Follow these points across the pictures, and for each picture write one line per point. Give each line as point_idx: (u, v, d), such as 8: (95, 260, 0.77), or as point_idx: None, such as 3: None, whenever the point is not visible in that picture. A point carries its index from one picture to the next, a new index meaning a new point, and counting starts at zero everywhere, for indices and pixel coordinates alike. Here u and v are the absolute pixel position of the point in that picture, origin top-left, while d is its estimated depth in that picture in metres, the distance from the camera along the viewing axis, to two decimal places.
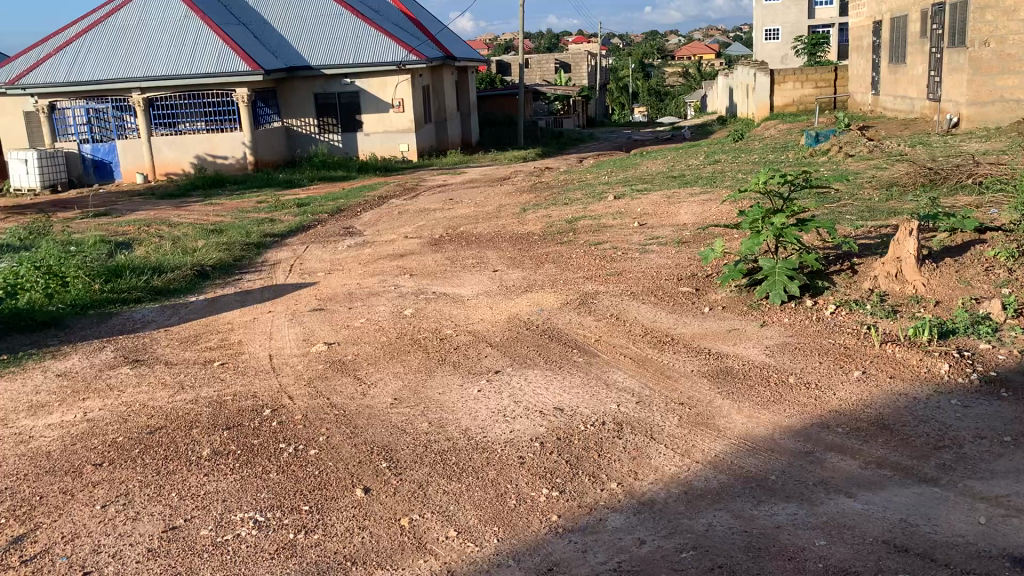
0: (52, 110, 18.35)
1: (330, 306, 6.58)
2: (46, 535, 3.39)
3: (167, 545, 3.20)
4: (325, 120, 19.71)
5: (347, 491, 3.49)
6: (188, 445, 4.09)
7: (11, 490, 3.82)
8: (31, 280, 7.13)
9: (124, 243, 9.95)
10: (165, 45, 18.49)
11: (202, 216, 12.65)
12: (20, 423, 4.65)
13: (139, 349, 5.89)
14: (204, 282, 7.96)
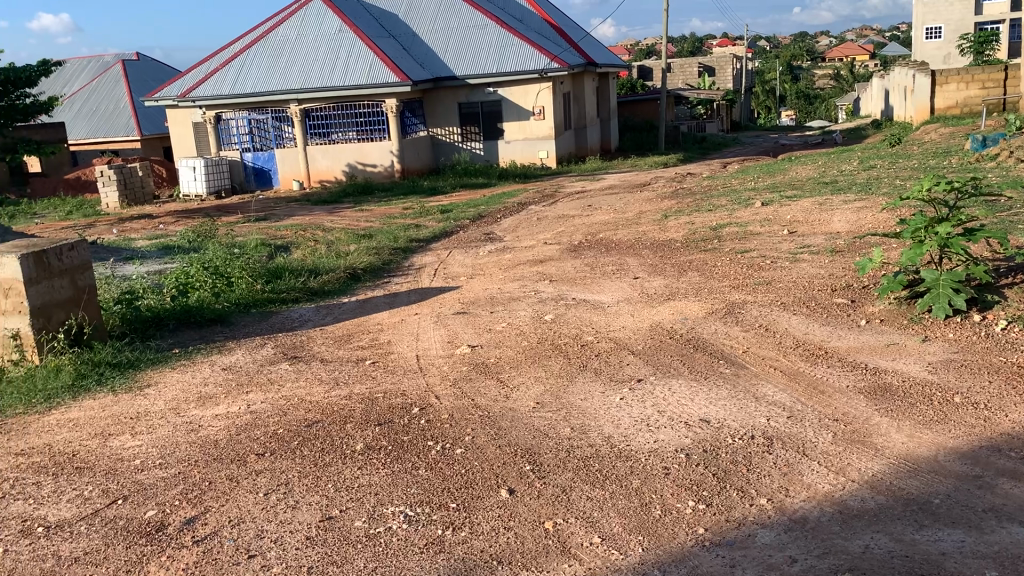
0: (218, 121, 19.63)
1: (473, 310, 6.72)
2: (214, 518, 3.63)
3: (324, 534, 3.37)
4: (468, 128, 20.16)
5: (493, 490, 3.57)
6: (343, 439, 4.28)
7: (184, 474, 4.13)
8: (200, 280, 7.68)
9: (282, 245, 10.55)
10: (320, 58, 19.44)
11: (352, 221, 13.22)
12: (191, 412, 5.01)
13: (297, 346, 6.22)
14: (355, 284, 8.31)
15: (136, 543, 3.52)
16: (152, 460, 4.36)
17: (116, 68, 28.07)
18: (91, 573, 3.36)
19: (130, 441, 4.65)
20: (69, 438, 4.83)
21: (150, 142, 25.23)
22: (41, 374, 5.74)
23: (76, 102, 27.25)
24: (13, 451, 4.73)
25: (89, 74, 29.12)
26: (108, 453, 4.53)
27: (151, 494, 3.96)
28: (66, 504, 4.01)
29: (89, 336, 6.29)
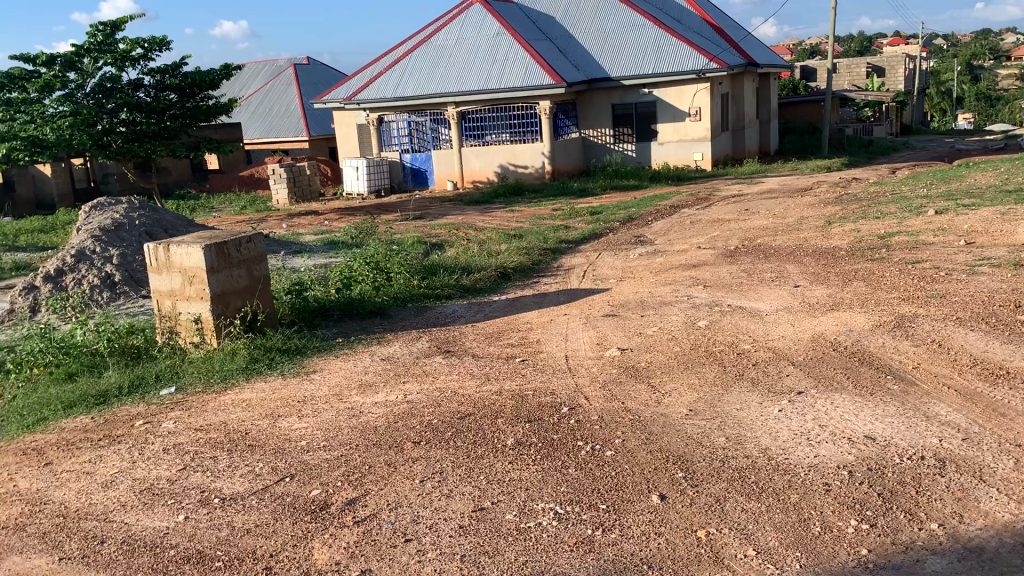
0: (380, 122, 20.45)
1: (624, 312, 6.68)
2: (374, 501, 3.80)
3: (476, 524, 3.46)
4: (622, 130, 20.06)
5: (644, 495, 3.54)
6: (495, 433, 4.38)
7: (345, 457, 4.34)
8: (362, 275, 8.05)
9: (437, 243, 10.89)
10: (478, 61, 19.90)
11: (504, 221, 13.46)
12: (353, 398, 5.26)
13: (450, 341, 6.40)
14: (507, 283, 8.46)
15: (302, 520, 3.74)
16: (317, 442, 4.61)
17: (288, 72, 29.80)
18: (262, 544, 3.60)
19: (297, 423, 4.94)
20: (242, 417, 5.19)
21: (316, 142, 26.63)
22: (219, 356, 6.20)
23: (252, 104, 29.15)
24: (194, 427, 5.13)
25: (264, 77, 31.07)
26: (277, 433, 4.83)
27: (315, 474, 4.19)
28: (239, 478, 4.31)
29: (261, 323, 6.73)
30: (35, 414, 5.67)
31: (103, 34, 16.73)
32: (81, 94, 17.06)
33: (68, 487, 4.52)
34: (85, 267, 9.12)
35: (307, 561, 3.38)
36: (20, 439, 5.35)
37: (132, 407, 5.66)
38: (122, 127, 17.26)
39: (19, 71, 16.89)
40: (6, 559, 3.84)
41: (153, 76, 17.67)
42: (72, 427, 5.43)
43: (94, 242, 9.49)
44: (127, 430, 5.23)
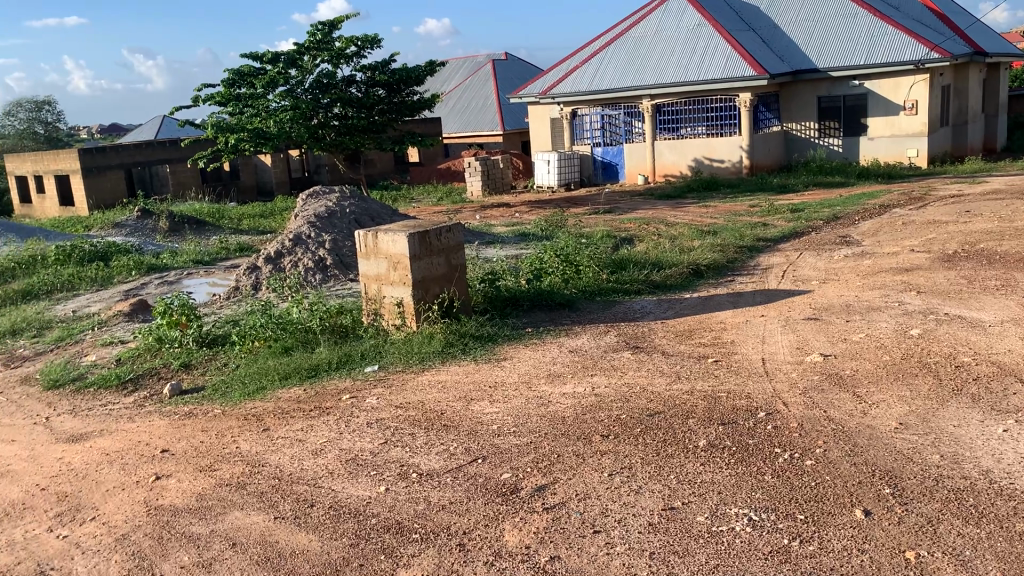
0: (574, 117, 20.72)
1: (826, 316, 6.37)
2: (563, 490, 3.86)
3: (667, 522, 3.43)
4: (826, 123, 19.07)
5: (847, 508, 3.37)
6: (686, 433, 4.31)
7: (535, 444, 4.43)
8: (552, 266, 8.16)
9: (628, 238, 10.84)
10: (677, 53, 19.57)
11: (697, 217, 13.18)
12: (542, 387, 5.36)
13: (640, 337, 6.36)
14: (699, 281, 8.28)
15: (494, 501, 3.85)
16: (508, 428, 4.74)
17: (487, 68, 30.66)
18: (456, 520, 3.75)
19: (489, 408, 5.09)
20: (439, 397, 5.42)
21: (510, 137, 27.26)
22: (418, 339, 6.51)
23: (451, 100, 30.26)
24: (394, 404, 5.41)
25: (464, 73, 32.14)
26: (470, 416, 5.01)
27: (507, 458, 4.31)
28: (435, 455, 4.51)
29: (457, 309, 6.99)
30: (255, 382, 6.22)
31: (322, 33, 17.93)
32: (300, 89, 18.37)
33: (283, 451, 4.91)
34: (301, 251, 9.84)
35: (497, 542, 3.49)
36: (243, 405, 5.88)
37: (339, 382, 6.07)
38: (335, 121, 18.46)
39: (248, 69, 18.46)
40: (229, 513, 4.23)
41: (364, 72, 18.75)
42: (287, 396, 5.91)
43: (309, 227, 10.23)
44: (335, 403, 5.61)
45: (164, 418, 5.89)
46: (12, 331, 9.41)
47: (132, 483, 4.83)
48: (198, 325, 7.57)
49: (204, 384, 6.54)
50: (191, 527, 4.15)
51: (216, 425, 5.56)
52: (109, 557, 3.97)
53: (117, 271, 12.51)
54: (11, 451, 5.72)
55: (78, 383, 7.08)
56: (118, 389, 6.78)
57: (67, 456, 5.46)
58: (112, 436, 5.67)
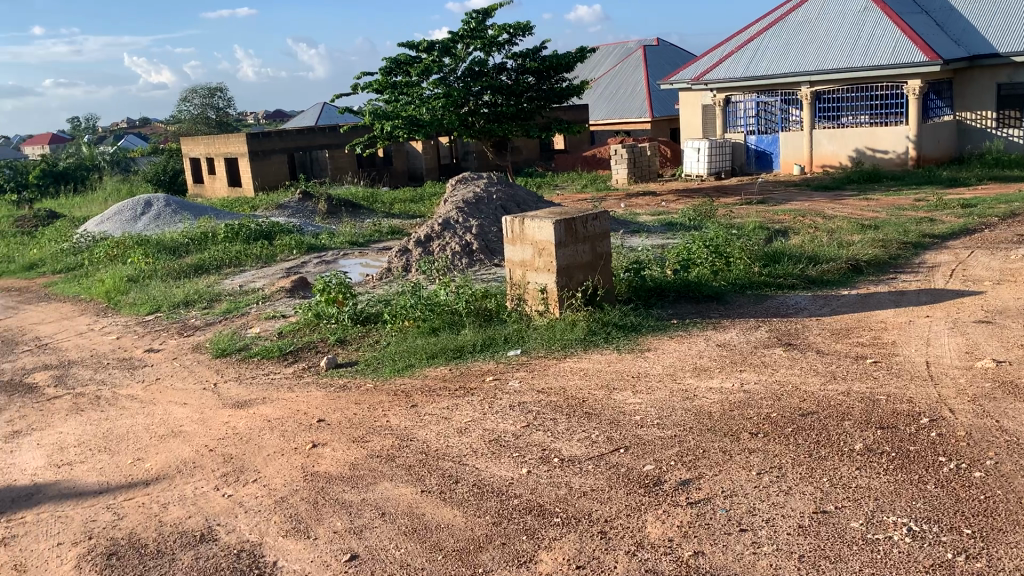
0: (727, 104, 20.21)
1: (1001, 320, 5.93)
2: (709, 485, 3.79)
3: (817, 526, 3.31)
4: (1006, 112, 17.68)
5: (1020, 526, 3.14)
6: (840, 435, 4.14)
7: (679, 438, 4.38)
8: (700, 257, 8.00)
9: (781, 230, 10.47)
10: (840, 37, 18.67)
11: (857, 210, 12.56)
12: (688, 380, 5.28)
13: (792, 334, 6.14)
14: (858, 277, 7.91)
15: (636, 492, 3.84)
16: (651, 419, 4.70)
17: (638, 54, 30.30)
18: (598, 508, 3.76)
19: (632, 398, 5.06)
20: (581, 384, 5.44)
21: (659, 124, 26.85)
22: (561, 326, 6.54)
23: (600, 86, 30.13)
24: (537, 389, 5.48)
25: (613, 60, 31.90)
26: (612, 405, 5.00)
27: (650, 450, 4.28)
28: (577, 442, 4.53)
29: (601, 298, 6.98)
30: (405, 360, 6.45)
31: (476, 21, 18.25)
32: (453, 77, 18.78)
33: (430, 428, 5.07)
34: (449, 235, 10.09)
35: (640, 533, 3.48)
36: (392, 381, 6.12)
37: (482, 364, 6.20)
38: (485, 109, 18.77)
39: (404, 57, 19.02)
40: (379, 483, 4.41)
41: (515, 59, 18.95)
42: (434, 375, 6.10)
43: (458, 212, 10.47)
44: (479, 383, 5.74)
45: (321, 389, 6.22)
46: (186, 302, 10.15)
47: (290, 449, 5.12)
48: (353, 303, 7.90)
49: (357, 359, 6.84)
50: (343, 494, 4.36)
51: (367, 399, 5.81)
52: (269, 517, 4.23)
53: (279, 250, 13.25)
54: (184, 413, 6.18)
55: (243, 353, 7.57)
56: (279, 359, 7.20)
57: (233, 420, 5.84)
58: (273, 403, 6.03)
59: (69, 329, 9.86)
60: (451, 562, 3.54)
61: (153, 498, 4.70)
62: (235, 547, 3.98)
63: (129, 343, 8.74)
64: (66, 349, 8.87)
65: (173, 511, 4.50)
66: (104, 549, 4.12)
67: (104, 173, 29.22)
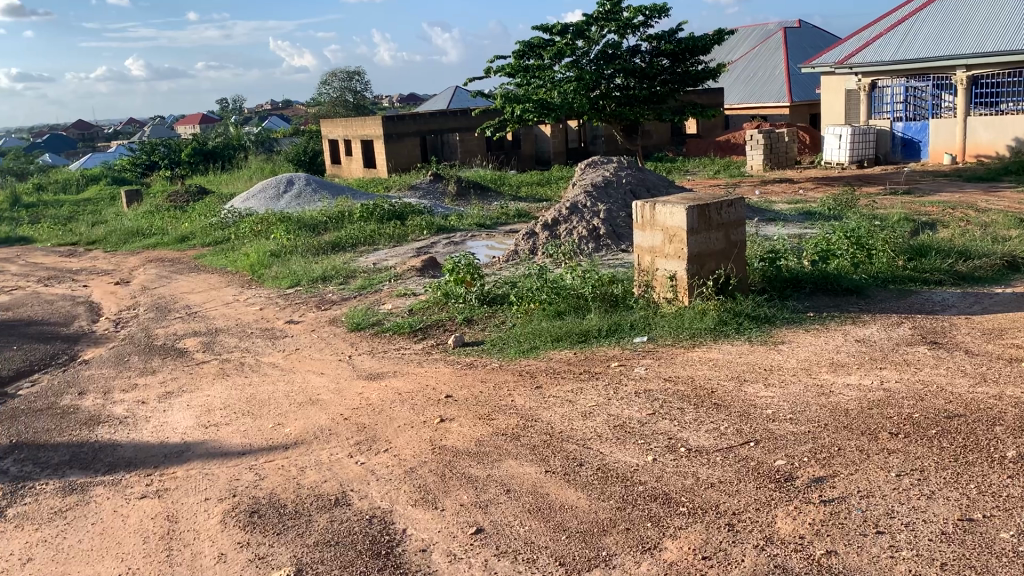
0: (872, 88, 19.34)
1: None
2: (843, 484, 3.67)
3: (963, 534, 3.15)
4: None
5: None
6: (990, 441, 3.91)
7: (813, 434, 4.24)
8: (840, 248, 7.70)
9: (929, 222, 9.92)
10: (1002, 18, 17.42)
11: (1015, 204, 11.74)
12: (823, 375, 5.11)
13: (938, 332, 5.83)
14: (1013, 275, 7.41)
15: (767, 486, 3.76)
16: (783, 413, 4.58)
17: (778, 36, 29.26)
18: (726, 500, 3.70)
19: (763, 391, 4.94)
20: (710, 375, 5.35)
21: (798, 109, 25.87)
22: (689, 314, 6.44)
23: (737, 70, 29.29)
24: (664, 376, 5.43)
25: (752, 42, 30.93)
26: (742, 398, 4.89)
27: (781, 445, 4.17)
28: (705, 433, 4.46)
29: (733, 287, 6.82)
30: (530, 342, 6.52)
31: (611, 4, 18.07)
32: (586, 60, 18.71)
33: (555, 410, 5.11)
34: (577, 219, 10.09)
35: (769, 528, 3.42)
36: (517, 361, 6.20)
37: (608, 349, 6.19)
38: (617, 92, 18.61)
39: (538, 41, 19.04)
40: (504, 461, 4.49)
41: (650, 42, 18.71)
42: (559, 358, 6.14)
43: (587, 196, 10.45)
44: (604, 368, 5.75)
45: (449, 365, 6.38)
46: (323, 277, 10.58)
47: (419, 422, 5.28)
48: (480, 284, 8.02)
49: (484, 339, 6.96)
50: (470, 469, 4.46)
51: (493, 377, 5.91)
52: (399, 487, 4.39)
53: (411, 230, 13.62)
54: (321, 382, 6.47)
55: (376, 327, 7.84)
56: (409, 335, 7.42)
57: (366, 391, 6.08)
58: (404, 377, 6.24)
59: (217, 299, 10.48)
60: (575, 543, 3.57)
61: (291, 461, 4.95)
62: (367, 513, 4.15)
63: (271, 314, 9.21)
64: (214, 317, 9.45)
65: (310, 475, 4.73)
66: (246, 506, 4.38)
67: (250, 152, 30.79)
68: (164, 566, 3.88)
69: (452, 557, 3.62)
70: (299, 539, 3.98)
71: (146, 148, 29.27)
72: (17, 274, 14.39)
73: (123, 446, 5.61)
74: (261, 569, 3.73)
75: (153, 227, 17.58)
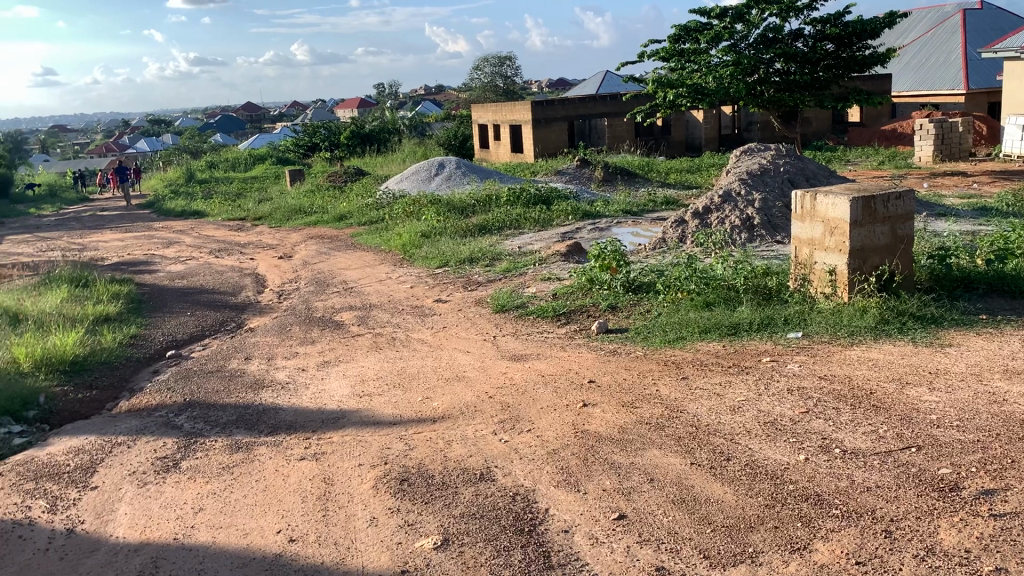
0: None
1: None
2: (1016, 499, 3.45)
3: None
4: None
5: None
6: None
7: (983, 444, 3.98)
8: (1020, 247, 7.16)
9: None
10: None
11: None
12: (995, 382, 4.78)
13: None
14: None
15: (929, 495, 3.57)
16: (949, 420, 4.32)
17: (955, 19, 27.38)
18: (883, 506, 3.55)
19: (927, 395, 4.68)
20: (869, 375, 5.11)
21: (975, 97, 24.15)
22: (848, 311, 6.18)
23: (907, 55, 27.62)
24: (819, 374, 5.23)
25: (925, 25, 29.07)
26: (904, 401, 4.65)
27: (947, 452, 3.94)
28: (862, 435, 4.28)
29: (897, 285, 6.47)
30: (676, 331, 6.45)
31: None
32: (744, 44, 18.15)
33: (701, 402, 5.03)
34: (729, 208, 9.84)
35: (930, 538, 3.25)
36: (663, 351, 6.14)
37: (759, 343, 6.03)
38: (776, 77, 17.97)
39: (694, 24, 18.61)
40: (647, 450, 4.47)
41: (814, 25, 17.93)
42: (707, 350, 6.03)
43: (741, 184, 10.16)
44: (755, 363, 5.60)
45: (592, 351, 6.40)
46: (471, 259, 10.81)
47: (562, 405, 5.33)
48: (626, 271, 7.96)
49: (628, 327, 6.93)
50: (613, 455, 4.47)
51: (638, 365, 5.89)
52: (542, 467, 4.45)
53: (557, 214, 13.69)
54: (467, 360, 6.65)
55: (520, 310, 7.95)
56: (553, 319, 7.48)
57: (511, 371, 6.20)
58: (548, 360, 6.32)
59: (370, 276, 10.91)
60: (720, 537, 3.52)
61: (439, 434, 5.12)
62: (511, 490, 4.23)
63: (422, 292, 9.51)
64: (367, 293, 9.86)
65: (457, 448, 4.87)
66: (397, 474, 4.57)
67: (403, 136, 31.77)
68: (321, 526, 4.11)
69: (594, 540, 3.65)
70: (446, 509, 4.11)
71: (308, 130, 30.73)
72: (192, 245, 15.48)
73: (284, 410, 5.96)
74: (410, 535, 3.89)
75: (313, 205, 18.46)
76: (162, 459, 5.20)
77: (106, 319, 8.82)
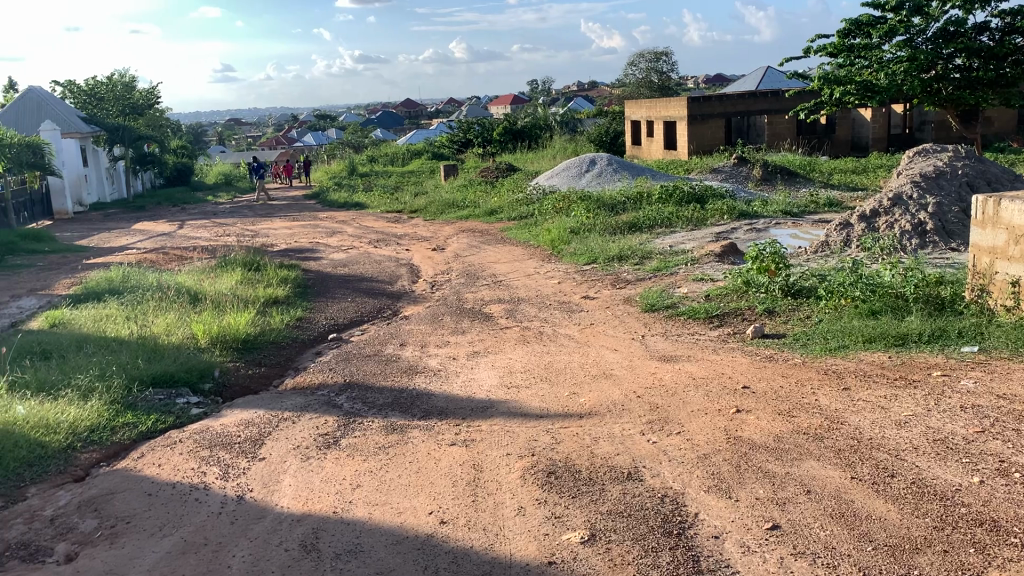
0: None
1: None
2: None
3: None
4: None
5: None
6: None
7: None
8: None
9: None
10: None
11: None
12: None
13: None
14: None
15: None
16: None
17: None
18: None
19: None
20: None
21: None
22: None
23: None
24: (996, 393, 4.88)
25: None
26: None
27: None
28: None
29: None
30: (837, 340, 6.18)
31: None
32: (921, 38, 17.10)
33: (864, 414, 4.81)
34: (900, 211, 9.33)
35: None
36: (822, 359, 5.91)
37: (930, 356, 5.69)
38: (956, 74, 16.86)
39: (867, 18, 17.74)
40: (805, 461, 4.32)
41: (1002, 18, 16.70)
42: (869, 360, 5.76)
43: (914, 187, 9.60)
44: (924, 376, 5.30)
45: (746, 356, 6.24)
46: (620, 256, 10.77)
47: (713, 409, 5.23)
48: (785, 274, 7.71)
49: (785, 332, 6.71)
50: (767, 464, 4.35)
51: (796, 373, 5.68)
52: (692, 470, 4.39)
53: (711, 213, 13.42)
54: (615, 358, 6.64)
55: (671, 310, 7.85)
56: (705, 321, 7.35)
57: (660, 372, 6.14)
58: (699, 363, 6.21)
59: (519, 270, 11.08)
60: (883, 555, 3.36)
61: (586, 430, 5.14)
62: (659, 491, 4.20)
63: (570, 288, 9.57)
64: (516, 286, 10.02)
65: (604, 445, 4.88)
66: (544, 466, 4.64)
67: (556, 132, 31.93)
68: (470, 510, 4.22)
69: (745, 549, 3.57)
70: (593, 505, 4.13)
71: (464, 126, 31.47)
72: (353, 235, 16.22)
73: (437, 396, 6.16)
74: (557, 527, 3.93)
75: (466, 199, 18.88)
76: (324, 436, 5.50)
77: (274, 301, 9.40)
